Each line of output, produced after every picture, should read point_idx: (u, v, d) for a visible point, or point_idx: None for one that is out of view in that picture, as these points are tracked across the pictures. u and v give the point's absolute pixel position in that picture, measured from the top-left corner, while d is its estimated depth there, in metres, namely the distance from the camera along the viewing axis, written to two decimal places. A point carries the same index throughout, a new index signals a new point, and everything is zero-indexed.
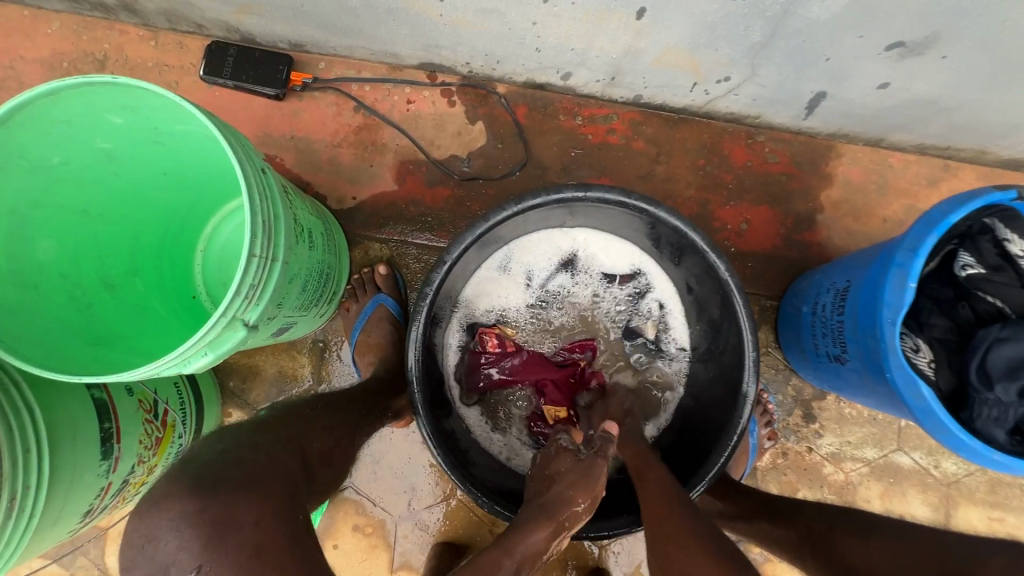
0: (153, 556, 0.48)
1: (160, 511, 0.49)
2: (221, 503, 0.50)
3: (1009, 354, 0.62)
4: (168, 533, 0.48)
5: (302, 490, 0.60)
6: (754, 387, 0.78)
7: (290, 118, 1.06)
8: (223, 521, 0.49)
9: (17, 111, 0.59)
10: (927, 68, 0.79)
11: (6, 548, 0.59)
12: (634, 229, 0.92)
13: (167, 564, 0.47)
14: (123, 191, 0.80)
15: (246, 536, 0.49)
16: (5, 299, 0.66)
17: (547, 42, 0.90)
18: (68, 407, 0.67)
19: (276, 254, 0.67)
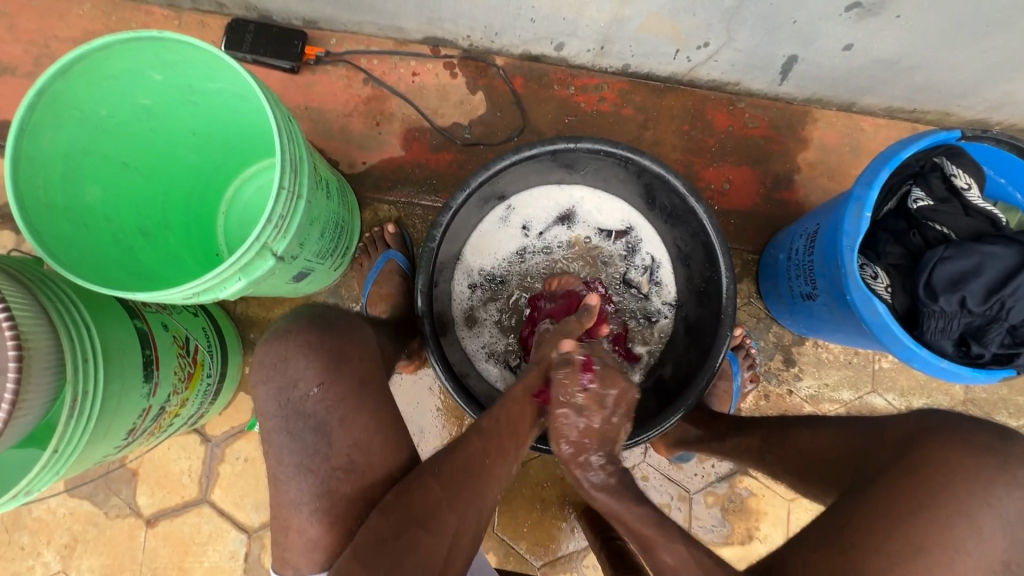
0: (285, 371, 0.70)
1: (284, 341, 0.71)
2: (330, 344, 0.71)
3: (951, 270, 0.71)
4: (296, 357, 0.70)
5: (341, 368, 0.70)
6: (731, 317, 0.86)
7: (304, 90, 1.15)
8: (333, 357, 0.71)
9: (76, 62, 0.68)
10: (884, 28, 0.87)
11: (67, 445, 0.67)
12: (624, 184, 1.01)
13: (295, 378, 0.70)
14: (157, 147, 0.88)
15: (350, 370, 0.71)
16: (61, 232, 0.75)
17: (541, 12, 0.99)
18: (116, 330, 0.75)
19: (303, 193, 0.75)
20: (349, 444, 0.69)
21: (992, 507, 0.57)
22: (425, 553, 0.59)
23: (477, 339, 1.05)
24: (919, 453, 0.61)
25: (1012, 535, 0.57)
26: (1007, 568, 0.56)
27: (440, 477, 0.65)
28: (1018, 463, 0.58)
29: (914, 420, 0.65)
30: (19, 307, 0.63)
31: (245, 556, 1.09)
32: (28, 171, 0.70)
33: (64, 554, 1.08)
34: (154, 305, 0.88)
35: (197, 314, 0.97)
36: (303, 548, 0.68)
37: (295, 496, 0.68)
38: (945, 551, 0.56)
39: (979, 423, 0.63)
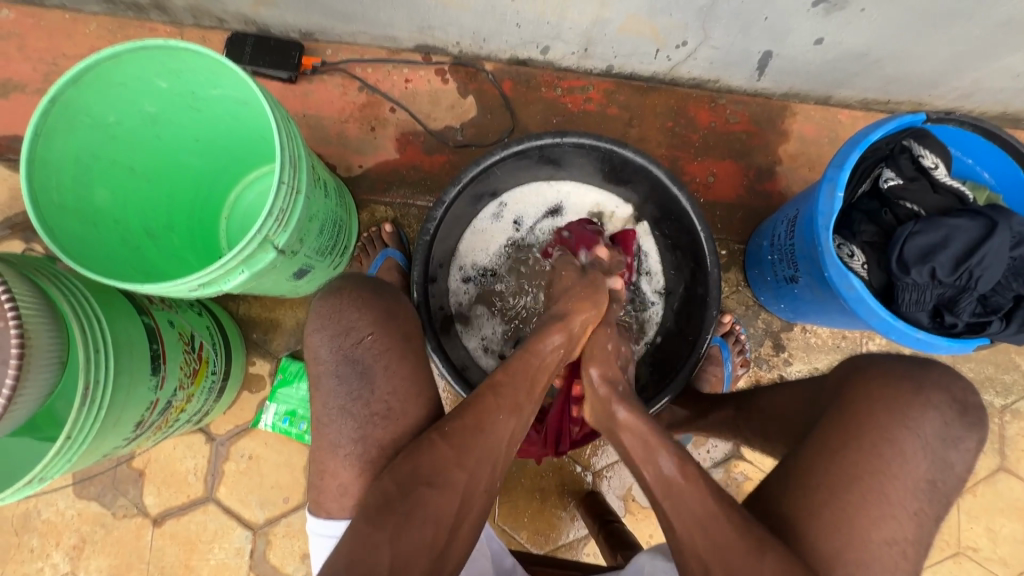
0: (340, 321, 0.73)
1: (341, 296, 0.75)
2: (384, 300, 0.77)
3: (921, 243, 0.74)
4: (350, 310, 0.74)
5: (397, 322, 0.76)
6: (716, 300, 0.89)
7: (302, 99, 1.20)
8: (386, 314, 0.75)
9: (86, 71, 0.73)
10: (852, 21, 0.92)
11: (79, 432, 0.70)
12: (610, 178, 1.04)
13: (349, 327, 0.73)
14: (162, 153, 0.92)
15: (400, 325, 0.76)
16: (73, 232, 0.79)
17: (526, 17, 1.03)
18: (125, 324, 0.78)
19: (301, 189, 0.79)
20: (388, 391, 0.72)
21: (909, 430, 0.62)
22: (433, 510, 0.63)
23: (473, 334, 1.08)
24: (848, 392, 0.68)
25: (935, 455, 0.62)
26: (934, 486, 0.61)
27: (450, 441, 0.67)
28: (934, 386, 0.64)
29: (851, 364, 0.72)
30: (24, 300, 0.66)
31: (251, 552, 1.11)
32: (42, 174, 0.75)
33: (73, 555, 1.10)
34: (159, 302, 0.91)
35: (202, 313, 1.01)
36: (337, 493, 0.70)
37: (336, 437, 0.71)
38: (876, 477, 0.61)
39: (902, 359, 0.69)
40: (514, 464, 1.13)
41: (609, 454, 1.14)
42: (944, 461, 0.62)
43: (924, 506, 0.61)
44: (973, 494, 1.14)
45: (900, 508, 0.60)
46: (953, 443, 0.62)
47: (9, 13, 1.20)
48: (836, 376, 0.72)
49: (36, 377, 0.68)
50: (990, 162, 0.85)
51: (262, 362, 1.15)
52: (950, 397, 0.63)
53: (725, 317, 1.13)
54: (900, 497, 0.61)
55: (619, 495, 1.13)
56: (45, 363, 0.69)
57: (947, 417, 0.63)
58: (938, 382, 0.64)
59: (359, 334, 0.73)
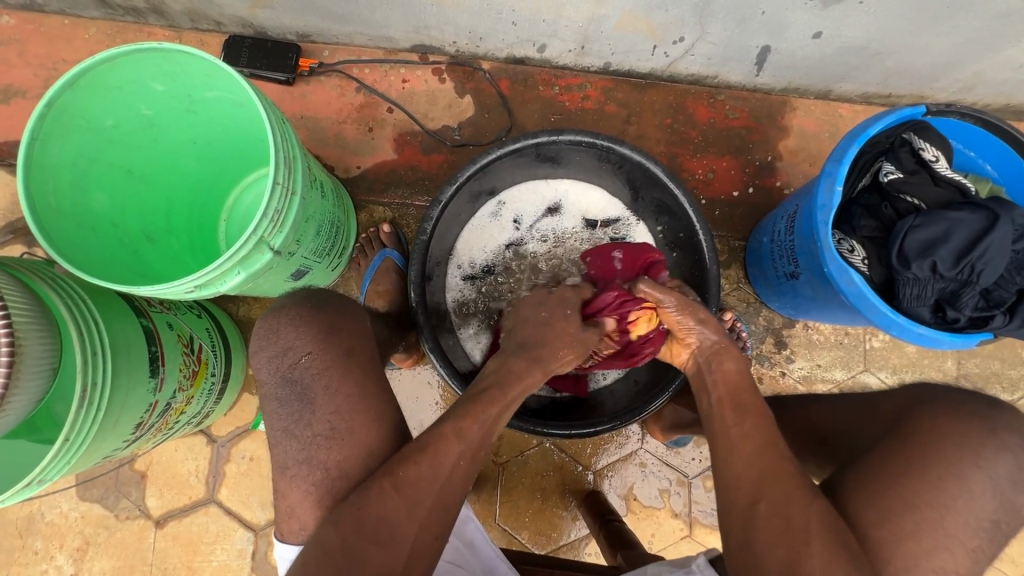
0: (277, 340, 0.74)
1: (279, 315, 0.76)
2: (323, 315, 0.76)
3: (922, 237, 0.73)
4: (287, 328, 0.74)
5: (335, 338, 0.74)
6: (716, 299, 0.89)
7: (300, 101, 1.20)
8: (326, 329, 0.75)
9: (81, 75, 0.73)
10: (850, 13, 0.91)
11: (78, 434, 0.70)
12: (607, 175, 1.04)
13: (287, 347, 0.73)
14: (159, 156, 0.93)
15: (343, 339, 0.75)
16: (70, 236, 0.79)
17: (521, 15, 1.03)
18: (122, 327, 0.79)
19: (297, 189, 0.79)
20: (330, 411, 0.70)
21: (980, 467, 0.56)
22: (376, 569, 0.61)
23: (473, 333, 1.08)
24: (912, 419, 0.62)
25: (1004, 496, 0.55)
26: (997, 526, 0.55)
27: (401, 492, 0.64)
28: (1008, 429, 0.57)
29: (913, 393, 0.66)
30: (16, 307, 0.66)
31: (253, 554, 1.11)
32: (39, 179, 0.75)
33: (76, 557, 1.10)
34: (158, 305, 0.91)
35: (200, 315, 1.01)
36: (287, 515, 0.70)
37: (282, 459, 0.70)
38: (937, 510, 0.55)
39: (970, 393, 0.62)
40: (514, 463, 1.12)
41: (610, 454, 1.14)
42: (1012, 503, 0.55)
43: (982, 544, 0.55)
44: None
45: (957, 543, 0.54)
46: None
47: (11, 20, 1.22)
48: (891, 402, 0.67)
49: (27, 380, 0.68)
50: (992, 154, 0.84)
51: None
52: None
53: (726, 315, 1.11)
54: (959, 533, 0.54)
55: (621, 495, 1.13)
56: (35, 370, 0.69)
57: (1023, 460, 0.56)
58: (1011, 424, 0.58)
59: (298, 353, 0.73)
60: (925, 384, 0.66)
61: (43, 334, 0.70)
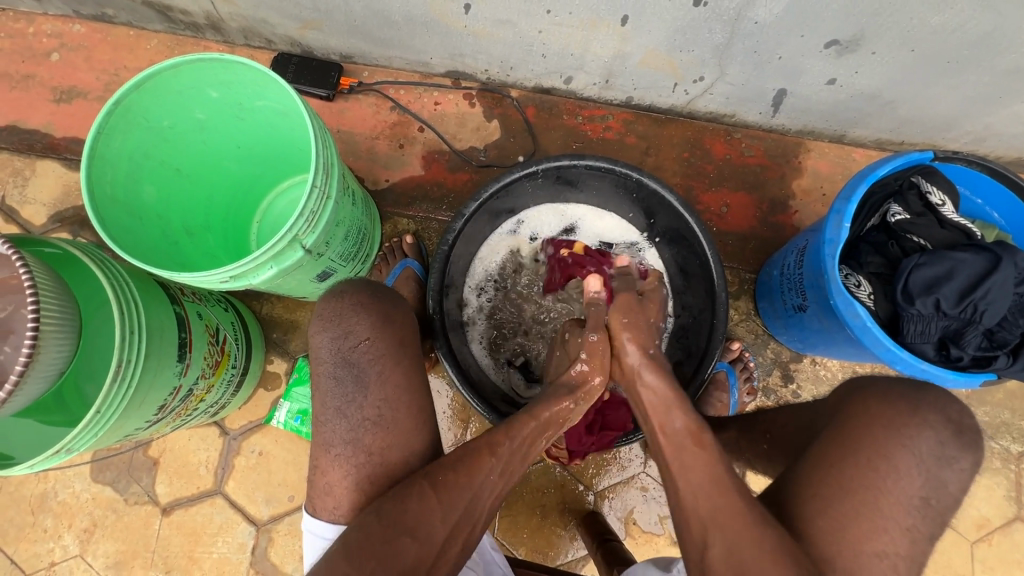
0: (338, 323, 0.76)
1: (342, 299, 0.78)
2: (380, 303, 0.78)
3: (927, 274, 0.76)
4: (351, 314, 0.76)
5: (393, 327, 0.77)
6: (724, 327, 0.92)
7: (337, 116, 1.27)
8: (381, 318, 0.77)
9: (149, 78, 0.80)
10: (863, 62, 0.96)
11: (109, 407, 0.74)
12: (623, 200, 1.08)
13: (347, 331, 0.75)
14: (206, 157, 1.00)
15: (396, 329, 0.77)
16: (118, 223, 0.85)
17: (551, 48, 1.10)
18: (158, 311, 0.84)
19: (332, 194, 0.84)
20: (373, 396, 0.73)
21: (906, 447, 0.59)
22: (411, 559, 0.63)
23: (483, 343, 1.11)
24: (846, 409, 0.65)
25: (929, 473, 0.59)
26: (927, 504, 0.58)
27: (439, 493, 0.67)
28: (930, 406, 0.61)
29: (847, 386, 0.70)
30: (48, 311, 0.75)
31: (253, 549, 1.12)
32: (100, 168, 0.82)
33: (83, 538, 1.13)
34: (190, 295, 0.96)
35: (227, 309, 1.06)
36: (323, 492, 0.72)
37: (328, 437, 0.73)
38: (869, 491, 0.58)
39: (899, 379, 0.66)
40: (516, 478, 1.13)
41: (611, 476, 1.14)
42: (937, 479, 0.59)
43: (916, 523, 0.58)
44: (987, 541, 1.10)
45: (892, 524, 0.57)
46: (946, 462, 0.59)
47: (82, 28, 1.32)
48: (835, 398, 0.70)
49: (40, 371, 0.75)
50: (999, 202, 0.86)
51: (280, 361, 1.19)
52: (945, 417, 0.61)
53: (733, 344, 1.14)
54: (892, 512, 0.57)
55: (620, 517, 1.13)
56: (44, 369, 0.76)
57: (941, 436, 0.60)
58: (935, 403, 0.61)
59: (358, 339, 0.75)
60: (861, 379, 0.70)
61: (62, 332, 0.77)
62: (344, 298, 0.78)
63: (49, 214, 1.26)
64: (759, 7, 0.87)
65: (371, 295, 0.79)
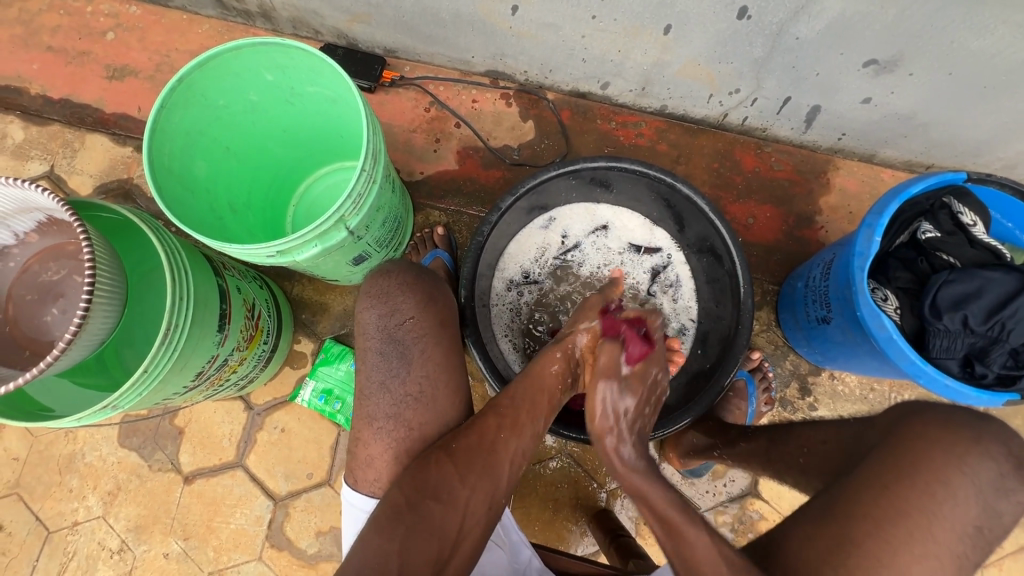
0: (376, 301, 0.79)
1: (389, 279, 0.81)
2: (427, 285, 0.81)
3: (954, 292, 0.78)
4: (397, 293, 0.79)
5: (435, 307, 0.80)
6: (749, 335, 0.93)
7: (377, 108, 1.31)
8: (426, 300, 0.80)
9: (212, 58, 0.85)
10: (900, 83, 0.98)
11: (155, 369, 0.77)
12: (654, 205, 1.10)
13: (393, 310, 0.79)
14: (254, 138, 1.03)
15: (433, 310, 0.80)
16: (173, 194, 0.89)
17: (592, 53, 1.13)
18: (205, 283, 0.87)
19: (377, 178, 0.87)
20: (410, 375, 0.76)
21: (966, 475, 0.60)
22: (439, 524, 0.66)
23: (507, 337, 1.13)
24: (900, 430, 0.66)
25: (984, 503, 0.59)
26: (978, 532, 0.59)
27: (455, 458, 0.71)
28: (990, 436, 0.61)
29: (900, 408, 0.70)
30: (101, 281, 0.74)
31: (269, 522, 1.15)
32: (159, 142, 0.85)
33: (106, 500, 1.16)
34: (231, 270, 0.99)
35: (263, 286, 1.09)
36: (364, 464, 0.75)
37: (372, 410, 0.76)
38: (924, 514, 0.59)
39: (953, 407, 0.66)
40: (530, 470, 1.15)
41: None
42: (993, 509, 0.59)
43: (967, 550, 0.58)
44: (998, 566, 1.10)
45: (944, 550, 0.58)
46: (1004, 493, 0.59)
47: (138, 10, 1.38)
48: (885, 418, 0.70)
49: (84, 341, 0.73)
50: None
51: (307, 341, 1.22)
52: (1006, 449, 0.61)
53: (754, 353, 1.15)
54: (945, 538, 0.58)
55: (631, 517, 1.14)
56: (88, 338, 0.74)
57: (1001, 468, 0.60)
58: (995, 433, 0.62)
59: (402, 318, 0.78)
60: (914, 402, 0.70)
61: (109, 305, 0.76)
62: (388, 278, 0.81)
63: (94, 186, 1.31)
64: (801, 23, 0.90)
65: (415, 276, 0.81)
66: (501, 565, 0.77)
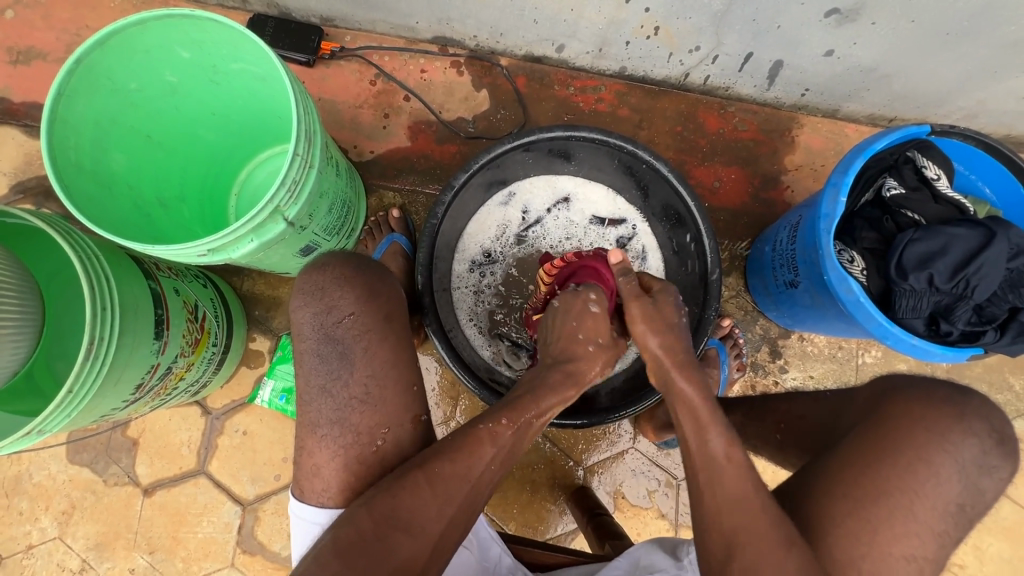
0: (320, 298, 0.73)
1: (325, 271, 0.75)
2: (365, 276, 0.75)
3: (920, 250, 0.76)
4: (330, 290, 0.74)
5: (377, 300, 0.75)
6: (716, 305, 0.91)
7: (318, 83, 1.21)
8: (368, 293, 0.74)
9: (112, 36, 0.75)
10: (862, 34, 0.94)
11: (82, 386, 0.70)
12: (616, 175, 1.06)
13: (330, 307, 0.73)
14: (178, 123, 0.94)
15: (380, 305, 0.75)
16: (87, 192, 0.80)
17: (544, 14, 1.05)
18: (133, 288, 0.80)
19: (315, 163, 0.80)
20: (365, 375, 0.72)
21: (949, 453, 0.59)
22: (402, 556, 0.62)
23: (472, 323, 1.08)
24: (883, 409, 0.64)
25: (968, 481, 0.59)
26: (962, 510, 0.59)
27: (434, 487, 0.65)
28: (975, 414, 0.61)
29: (880, 383, 0.69)
30: (8, 314, 0.73)
31: (239, 528, 1.11)
32: (62, 134, 0.76)
33: (61, 521, 1.10)
34: (165, 270, 0.92)
35: (206, 285, 1.02)
36: (310, 474, 0.71)
37: (315, 416, 0.71)
38: (906, 495, 0.58)
39: (938, 382, 0.66)
40: None
41: (601, 451, 1.15)
42: (976, 487, 0.59)
43: (949, 528, 0.58)
44: None
45: (924, 527, 0.58)
46: (987, 471, 0.60)
47: None
48: (868, 392, 0.69)
49: None
50: (991, 177, 0.86)
51: (262, 338, 1.16)
52: (989, 426, 0.61)
53: (724, 320, 1.14)
54: (927, 517, 0.58)
55: (609, 492, 1.13)
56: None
57: (985, 445, 0.60)
58: (979, 410, 0.61)
59: (341, 315, 0.73)
60: (897, 376, 0.69)
61: (20, 337, 0.75)
62: (320, 271, 0.75)
63: (9, 184, 1.19)
64: None
65: (353, 268, 0.76)
66: (469, 565, 0.76)
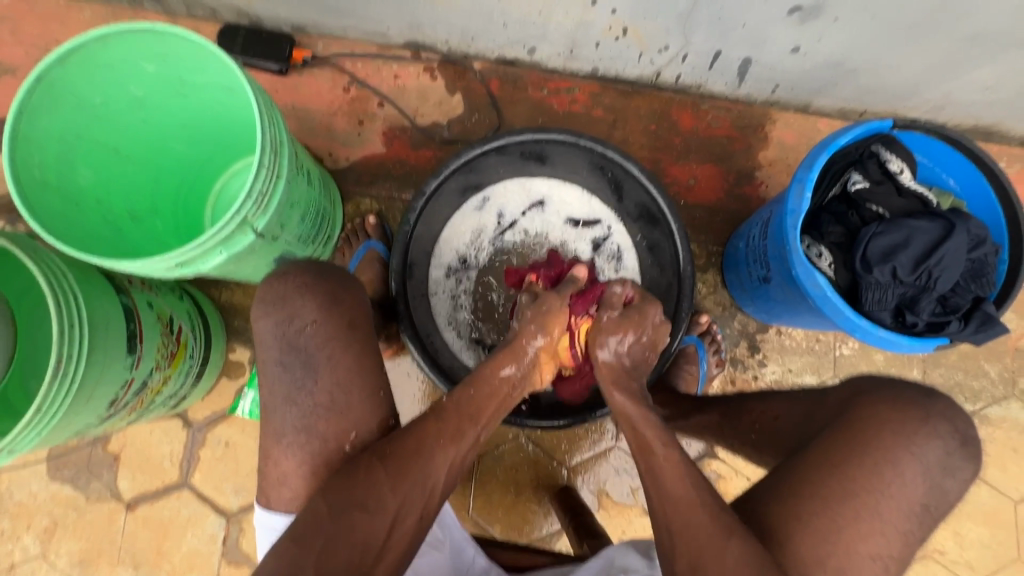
0: (289, 307, 0.73)
1: (287, 279, 0.75)
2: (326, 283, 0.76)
3: (883, 244, 0.78)
4: (300, 300, 0.74)
5: (337, 308, 0.75)
6: (685, 301, 0.97)
7: (292, 92, 1.21)
8: (330, 300, 0.75)
9: (72, 52, 0.74)
10: (826, 30, 0.95)
11: (50, 404, 0.70)
12: (590, 176, 1.06)
13: (292, 317, 0.73)
14: (147, 136, 0.94)
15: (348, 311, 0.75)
16: (51, 208, 0.80)
17: (512, 17, 1.06)
18: (103, 304, 0.79)
19: (282, 173, 0.80)
20: (335, 382, 0.72)
21: (913, 455, 0.61)
22: (363, 534, 0.62)
23: (451, 328, 1.07)
24: (854, 411, 0.65)
25: (932, 482, 0.61)
26: (926, 510, 0.60)
27: (387, 465, 0.67)
28: (939, 416, 0.62)
29: (850, 386, 0.69)
30: None
31: (224, 539, 1.11)
32: (25, 151, 0.76)
33: (43, 538, 1.10)
34: (138, 285, 0.92)
35: (182, 298, 1.02)
36: (287, 483, 0.71)
37: (288, 427, 0.71)
38: (872, 494, 0.60)
39: (905, 385, 0.67)
40: (490, 455, 1.14)
41: (583, 451, 1.15)
42: (939, 487, 0.61)
43: (913, 527, 0.60)
44: None
45: (890, 527, 0.59)
46: (950, 472, 0.61)
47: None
48: (838, 396, 0.70)
49: None
50: (955, 168, 0.87)
51: (243, 349, 1.16)
52: (953, 428, 0.62)
53: (701, 317, 1.15)
54: (891, 516, 0.59)
55: (593, 491, 1.14)
56: None
57: (948, 447, 0.61)
58: (943, 413, 0.63)
59: (303, 321, 0.73)
60: (863, 379, 0.70)
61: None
62: (287, 280, 0.75)
63: None
64: None
65: (313, 274, 0.76)
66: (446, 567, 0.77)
